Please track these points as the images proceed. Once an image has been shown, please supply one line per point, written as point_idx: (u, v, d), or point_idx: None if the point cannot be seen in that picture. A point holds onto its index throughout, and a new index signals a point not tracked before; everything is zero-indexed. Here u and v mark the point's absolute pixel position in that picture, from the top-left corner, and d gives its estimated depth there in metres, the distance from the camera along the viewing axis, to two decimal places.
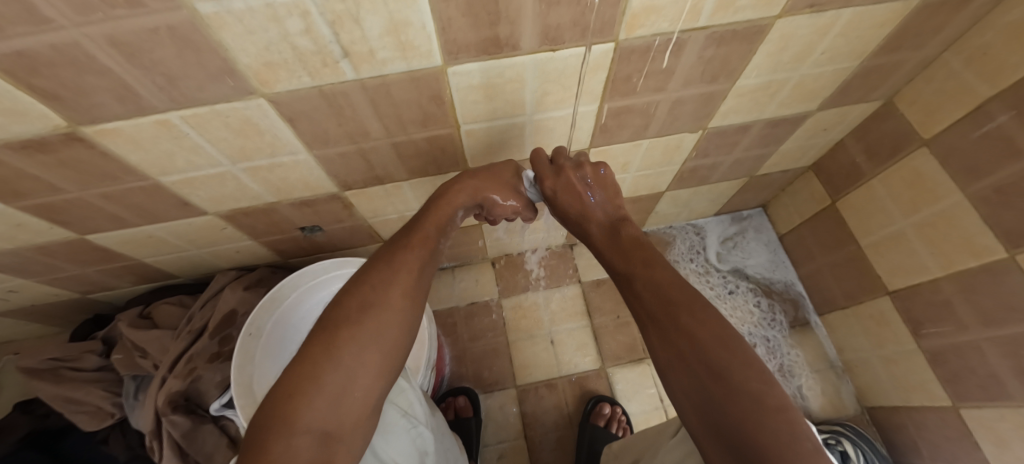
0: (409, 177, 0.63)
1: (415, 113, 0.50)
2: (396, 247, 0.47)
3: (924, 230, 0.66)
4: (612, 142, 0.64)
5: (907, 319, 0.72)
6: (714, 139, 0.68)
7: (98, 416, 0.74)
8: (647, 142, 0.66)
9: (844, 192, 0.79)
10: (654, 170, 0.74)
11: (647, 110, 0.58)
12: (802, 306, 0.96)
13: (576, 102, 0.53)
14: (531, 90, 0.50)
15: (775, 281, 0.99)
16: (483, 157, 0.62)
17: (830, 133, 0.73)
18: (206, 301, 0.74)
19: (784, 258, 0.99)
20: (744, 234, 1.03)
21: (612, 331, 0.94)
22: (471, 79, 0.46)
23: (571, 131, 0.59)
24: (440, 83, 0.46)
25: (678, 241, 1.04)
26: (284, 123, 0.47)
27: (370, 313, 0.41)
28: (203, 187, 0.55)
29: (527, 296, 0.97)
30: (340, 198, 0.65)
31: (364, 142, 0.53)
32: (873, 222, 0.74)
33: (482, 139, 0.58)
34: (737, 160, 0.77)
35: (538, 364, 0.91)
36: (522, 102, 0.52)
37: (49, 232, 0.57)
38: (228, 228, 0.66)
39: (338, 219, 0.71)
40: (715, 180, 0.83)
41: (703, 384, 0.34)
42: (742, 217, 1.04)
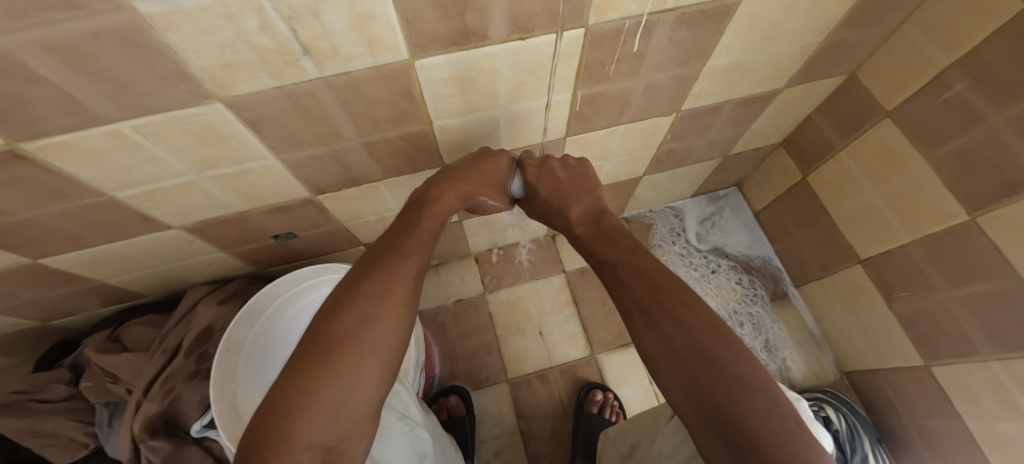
0: (385, 177, 0.61)
1: (387, 110, 0.48)
2: (386, 257, 0.44)
3: (892, 200, 0.69)
4: (589, 130, 0.64)
5: (879, 285, 0.75)
6: (689, 122, 0.69)
7: (70, 449, 0.70)
8: (624, 128, 0.66)
9: (814, 166, 0.81)
10: (631, 155, 0.75)
11: (622, 95, 0.57)
12: (781, 280, 0.99)
13: (551, 90, 0.52)
14: (505, 79, 0.49)
15: (754, 257, 1.02)
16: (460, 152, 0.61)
17: (800, 109, 0.74)
18: (180, 318, 0.70)
19: (761, 235, 1.01)
20: (722, 214, 1.05)
21: (600, 319, 0.94)
22: (441, 71, 0.45)
23: (548, 120, 0.59)
24: (411, 77, 0.45)
25: (659, 224, 1.06)
26: (248, 128, 0.45)
27: (371, 325, 0.40)
28: (167, 199, 0.52)
29: (513, 290, 0.96)
30: (314, 203, 0.62)
31: (336, 144, 0.51)
32: (844, 195, 0.77)
33: (458, 134, 0.56)
34: (711, 142, 0.78)
35: (528, 357, 0.91)
36: (496, 93, 0.51)
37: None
38: (197, 240, 0.63)
39: (315, 224, 0.68)
40: (691, 162, 0.84)
41: (684, 363, 0.36)
42: (719, 197, 1.05)
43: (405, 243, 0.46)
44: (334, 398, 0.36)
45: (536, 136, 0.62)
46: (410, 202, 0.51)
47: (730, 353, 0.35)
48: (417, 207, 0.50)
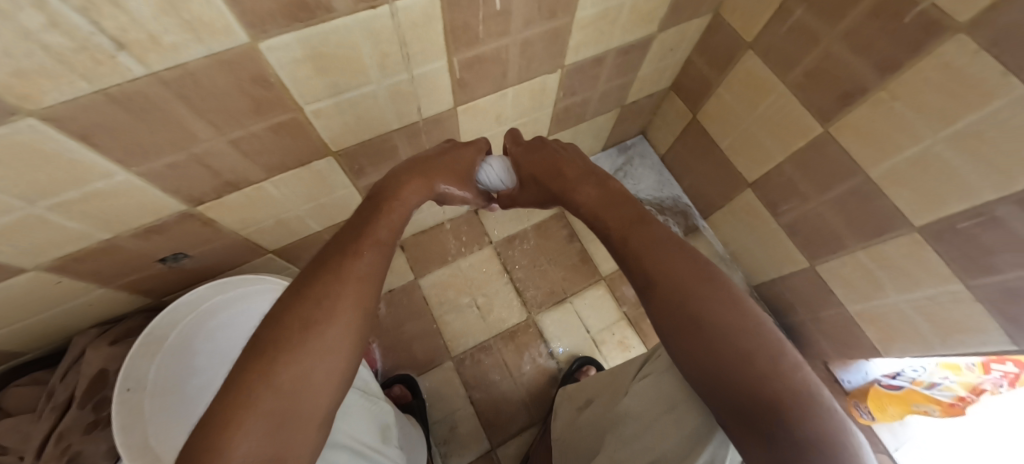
0: (269, 174, 0.51)
1: (241, 101, 0.40)
2: (335, 254, 0.35)
3: (844, 130, 0.56)
4: (479, 94, 0.56)
5: (855, 220, 0.60)
6: (576, 76, 0.63)
7: None
8: (513, 90, 0.59)
9: (701, 104, 0.76)
10: (528, 119, 0.67)
11: (499, 57, 0.51)
12: (691, 215, 0.91)
13: (427, 59, 0.46)
14: (370, 53, 0.42)
15: (665, 199, 0.92)
16: (344, 139, 0.52)
17: (677, 51, 0.70)
18: (66, 369, 0.53)
19: (669, 177, 0.93)
20: (631, 163, 0.95)
21: (530, 280, 0.81)
22: (292, 51, 0.38)
23: (436, 92, 0.52)
24: (258, 61, 0.37)
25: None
26: (82, 143, 0.35)
27: (313, 334, 0.30)
28: (19, 239, 0.40)
29: (446, 272, 0.82)
30: (194, 216, 0.50)
31: (194, 146, 0.42)
32: (787, 129, 0.63)
33: (337, 118, 0.48)
34: (604, 93, 0.71)
35: (468, 331, 0.78)
36: (367, 70, 0.44)
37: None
38: (66, 279, 0.48)
39: (204, 239, 0.55)
40: (590, 117, 0.76)
41: (726, 373, 0.29)
42: (626, 147, 0.95)
43: (358, 241, 0.36)
44: (281, 408, 0.27)
45: (430, 112, 0.55)
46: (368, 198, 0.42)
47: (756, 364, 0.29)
48: (374, 202, 0.41)
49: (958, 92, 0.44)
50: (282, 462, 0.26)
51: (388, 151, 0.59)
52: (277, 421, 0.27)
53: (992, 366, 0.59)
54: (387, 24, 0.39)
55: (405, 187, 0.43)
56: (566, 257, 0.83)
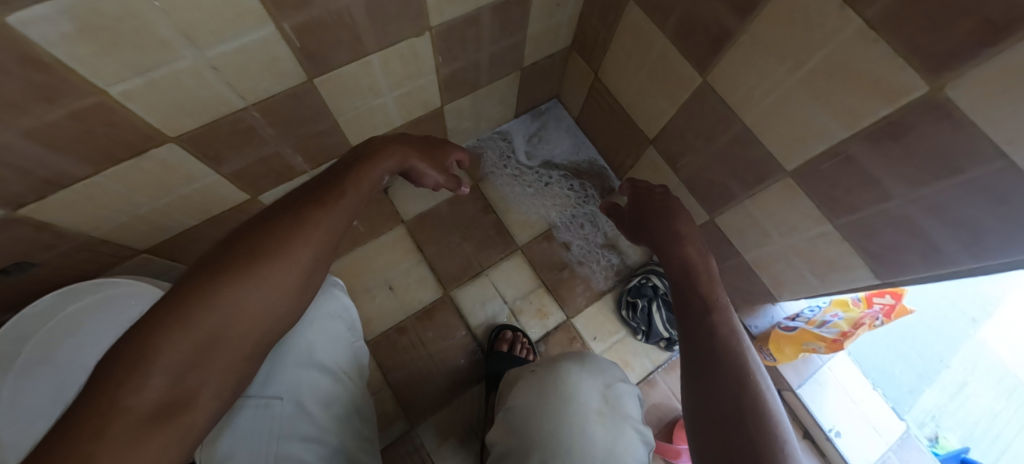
0: (96, 167, 0.46)
1: (17, 85, 0.34)
2: (289, 221, 0.40)
3: (730, 77, 0.53)
4: (337, 62, 0.52)
5: (745, 172, 0.60)
6: (451, 39, 0.58)
7: None
8: (378, 58, 0.55)
9: (600, 62, 0.73)
10: (408, 89, 0.64)
11: (344, 20, 0.46)
12: (608, 178, 0.90)
13: (253, 26, 0.41)
14: (170, 25, 0.36)
15: (580, 162, 0.91)
16: (181, 120, 0.47)
17: (569, 6, 0.65)
18: None
19: (585, 139, 0.91)
20: (546, 129, 0.93)
21: (443, 256, 0.83)
22: (62, 25, 0.31)
23: (280, 62, 0.47)
24: (39, 53, 0.32)
25: (488, 153, 0.91)
26: None
27: (242, 293, 0.36)
28: None
29: (348, 257, 0.80)
30: (19, 220, 0.45)
31: None
32: (676, 80, 0.61)
33: (160, 99, 0.43)
34: (494, 56, 0.67)
35: (382, 314, 0.78)
36: (179, 45, 0.39)
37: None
38: None
39: (52, 243, 0.51)
40: (488, 82, 0.73)
41: (718, 421, 0.39)
42: (541, 112, 0.92)
43: (300, 213, 0.41)
44: (207, 332, 0.33)
45: (281, 85, 0.51)
46: (342, 165, 0.49)
47: (727, 332, 0.46)
48: (316, 192, 0.44)
49: (802, 38, 0.43)
50: (187, 387, 0.33)
51: (246, 132, 0.54)
52: (196, 347, 0.33)
53: (872, 300, 0.63)
54: None
55: (364, 171, 0.49)
56: (479, 230, 0.85)
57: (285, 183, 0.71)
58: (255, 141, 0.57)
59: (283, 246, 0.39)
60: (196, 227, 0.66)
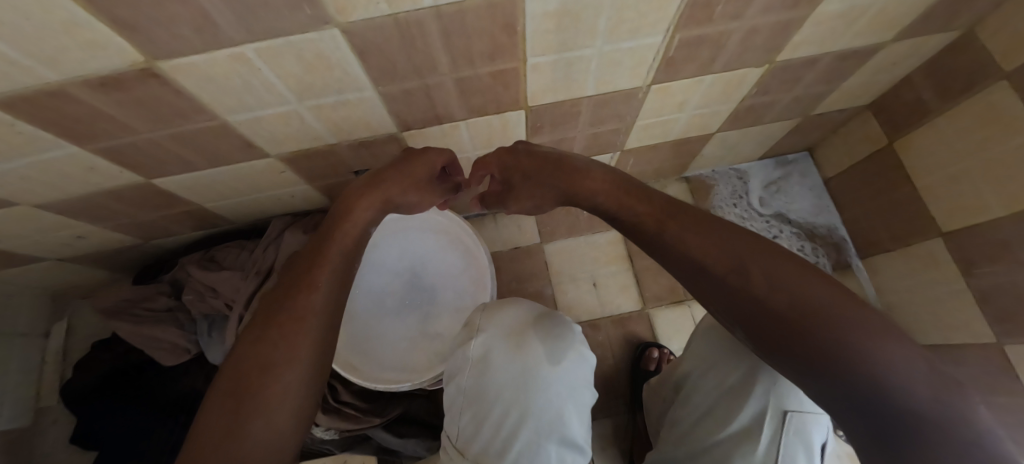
0: (469, 117, 0.61)
1: (485, 44, 0.48)
2: (294, 290, 0.45)
3: (988, 170, 0.65)
4: (677, 78, 0.62)
5: (959, 259, 0.72)
6: (778, 75, 0.66)
7: (175, 353, 0.73)
8: (711, 78, 0.64)
9: (904, 131, 0.76)
10: (709, 110, 0.73)
11: (719, 40, 0.55)
12: (845, 249, 0.94)
13: (646, 34, 0.51)
14: (604, 18, 0.47)
15: (819, 225, 0.96)
16: (546, 96, 0.60)
17: (899, 67, 0.68)
18: (269, 244, 0.72)
19: (828, 203, 0.96)
20: (789, 179, 0.98)
21: (654, 275, 0.91)
22: (548, 6, 0.43)
23: (637, 67, 0.57)
24: (515, 12, 0.43)
25: (720, 185, 0.99)
26: (355, 56, 0.46)
27: (280, 377, 0.39)
28: (269, 127, 0.54)
29: (570, 241, 0.93)
30: (398, 138, 0.63)
31: (430, 78, 0.52)
32: (934, 162, 0.72)
33: (549, 74, 0.55)
34: (795, 98, 0.74)
35: (582, 305, 0.90)
36: (594, 37, 0.50)
37: (73, 158, 0.53)
38: (288, 171, 0.65)
39: None
40: (768, 120, 0.80)
41: (844, 376, 0.33)
42: (787, 161, 0.98)
43: (312, 277, 0.46)
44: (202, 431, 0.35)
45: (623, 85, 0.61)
46: (331, 217, 0.53)
47: (770, 265, 0.38)
48: (309, 255, 0.49)
49: None
50: None
51: (570, 117, 0.67)
52: (229, 431, 0.34)
53: None
54: None
55: (359, 206, 0.53)
56: None
57: None
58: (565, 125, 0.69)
59: (293, 320, 0.42)
60: (472, 178, 0.79)
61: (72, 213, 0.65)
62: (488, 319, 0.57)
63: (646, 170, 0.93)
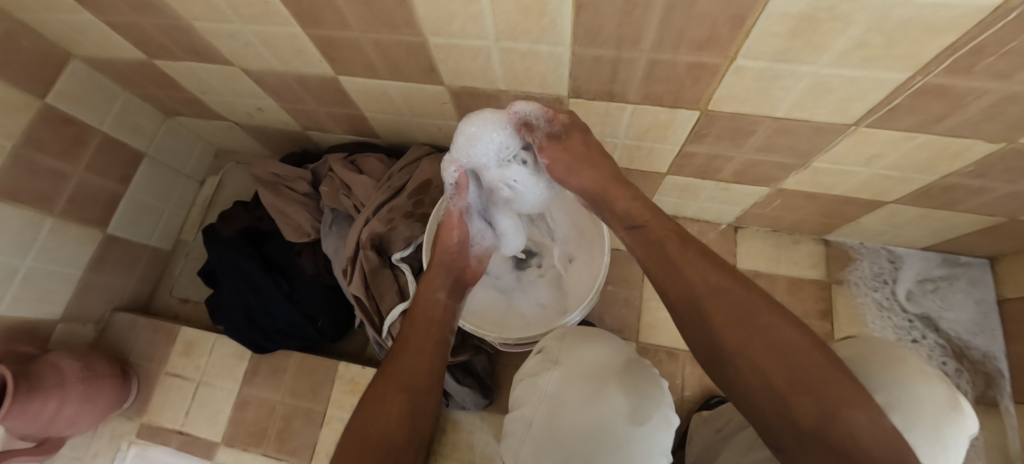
0: (640, 102, 0.59)
1: (702, 31, 0.45)
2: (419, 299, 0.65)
3: None
4: (887, 127, 0.54)
5: None
6: (1012, 161, 0.54)
7: (297, 231, 0.81)
8: (924, 138, 0.54)
9: None
10: (896, 174, 0.64)
11: (962, 98, 0.46)
12: (997, 385, 0.78)
13: (885, 66, 0.44)
14: (847, 36, 0.42)
15: (971, 345, 0.81)
16: (733, 104, 0.56)
17: None
18: (406, 165, 0.78)
19: (995, 326, 0.80)
20: (952, 282, 0.83)
21: None
22: (796, 5, 0.39)
23: (849, 101, 0.51)
24: (755, 3, 0.40)
25: (862, 263, 0.88)
26: (571, 10, 0.45)
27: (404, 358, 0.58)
28: (456, 57, 0.57)
29: None
30: (561, 104, 0.63)
31: (627, 52, 0.50)
32: None
33: (749, 82, 0.51)
34: (1015, 194, 0.61)
35: (665, 330, 0.87)
36: (823, 54, 0.45)
37: (291, 38, 0.59)
38: (448, 104, 0.69)
39: None
40: (964, 209, 0.68)
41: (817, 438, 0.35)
42: (957, 263, 0.83)
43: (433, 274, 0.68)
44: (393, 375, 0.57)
45: (820, 118, 0.55)
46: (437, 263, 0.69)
47: (744, 310, 0.43)
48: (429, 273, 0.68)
49: None
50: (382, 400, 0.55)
51: (743, 136, 0.62)
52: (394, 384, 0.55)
53: None
54: (905, 13, 0.37)
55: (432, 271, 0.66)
56: (799, 305, 0.87)
57: (692, 177, 0.76)
58: (730, 144, 0.65)
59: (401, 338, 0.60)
60: None
61: (265, 87, 0.74)
62: (573, 345, 0.52)
63: (786, 218, 0.85)
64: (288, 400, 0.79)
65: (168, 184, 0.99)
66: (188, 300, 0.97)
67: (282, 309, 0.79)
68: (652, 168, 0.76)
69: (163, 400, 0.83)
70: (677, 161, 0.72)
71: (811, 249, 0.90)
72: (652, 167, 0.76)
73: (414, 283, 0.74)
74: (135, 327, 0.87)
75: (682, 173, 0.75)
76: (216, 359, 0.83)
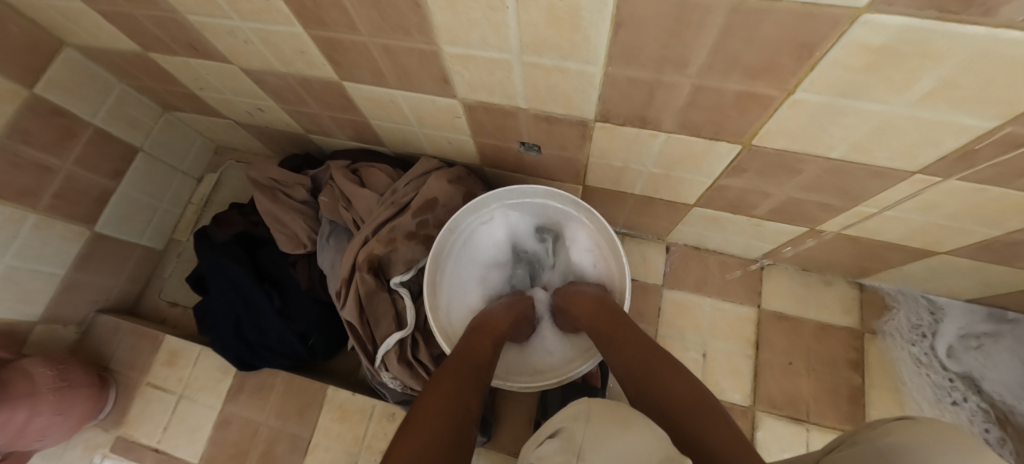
0: (674, 130, 0.53)
1: (759, 58, 0.39)
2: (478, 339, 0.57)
3: None
4: (959, 176, 0.47)
5: None
6: None
7: (293, 242, 0.76)
8: (999, 191, 0.48)
9: None
10: (956, 225, 0.57)
11: None
12: None
13: (973, 112, 0.38)
14: (934, 76, 0.36)
15: (1017, 411, 0.74)
16: (781, 139, 0.49)
17: None
18: (411, 180, 0.72)
19: None
20: (997, 340, 0.76)
21: (777, 376, 0.79)
22: (879, 35, 0.33)
23: (919, 146, 0.44)
24: (830, 31, 0.33)
25: (899, 312, 0.81)
26: (608, 26, 0.39)
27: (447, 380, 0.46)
28: (474, 69, 0.51)
29: (693, 296, 0.85)
30: (586, 126, 0.57)
31: (667, 76, 0.44)
32: None
33: (804, 117, 0.45)
34: None
35: None
36: (900, 92, 0.38)
37: (294, 38, 0.54)
38: (460, 118, 0.63)
39: (565, 147, 0.63)
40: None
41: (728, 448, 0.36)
42: (1004, 319, 0.75)
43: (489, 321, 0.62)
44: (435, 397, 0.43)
45: (880, 161, 0.49)
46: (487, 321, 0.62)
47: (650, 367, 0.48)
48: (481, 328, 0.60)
49: None
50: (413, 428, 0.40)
51: (786, 174, 0.56)
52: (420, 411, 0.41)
53: None
54: (1018, 53, 0.31)
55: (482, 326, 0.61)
56: (827, 353, 0.80)
57: (721, 210, 0.70)
58: (771, 181, 0.58)
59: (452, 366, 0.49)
60: (629, 193, 0.73)
61: (267, 87, 0.69)
62: (597, 430, 0.35)
63: (819, 258, 0.78)
64: (273, 422, 0.74)
65: (164, 180, 0.95)
66: (177, 304, 0.93)
67: (271, 326, 0.73)
68: (678, 198, 0.70)
69: (142, 412, 0.78)
70: (707, 193, 0.66)
71: (843, 292, 0.84)
72: (678, 197, 0.69)
73: (413, 309, 0.69)
74: (118, 332, 0.83)
75: (711, 205, 0.69)
76: (199, 371, 0.79)
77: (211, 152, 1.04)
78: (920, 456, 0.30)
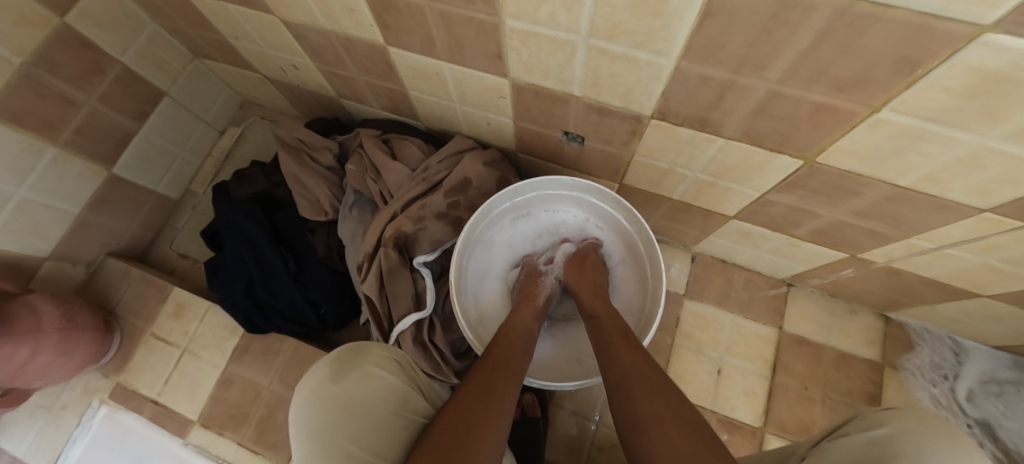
0: (734, 137, 0.50)
1: (852, 71, 0.36)
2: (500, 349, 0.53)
3: None
4: None
5: None
6: None
7: (314, 208, 0.74)
8: None
9: None
10: (1010, 269, 0.54)
11: None
12: None
13: None
14: None
15: None
16: (848, 159, 0.47)
17: None
18: (445, 158, 0.70)
19: None
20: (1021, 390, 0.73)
21: (791, 400, 0.77)
22: (993, 59, 0.29)
23: (999, 184, 0.41)
24: (940, 46, 0.30)
25: (923, 350, 0.79)
26: (694, 17, 0.36)
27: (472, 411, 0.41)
28: (533, 48, 0.48)
29: (713, 309, 0.84)
30: (639, 122, 0.54)
31: (744, 78, 0.41)
32: None
33: (881, 137, 0.42)
34: None
35: (692, 383, 0.80)
36: (997, 125, 0.35)
37: None
38: (506, 99, 0.60)
39: (611, 141, 0.61)
40: None
41: None
42: None
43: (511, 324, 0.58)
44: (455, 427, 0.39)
45: (949, 194, 0.46)
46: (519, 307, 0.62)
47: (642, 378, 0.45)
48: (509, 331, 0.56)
49: None
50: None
51: (843, 196, 0.53)
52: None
53: None
54: None
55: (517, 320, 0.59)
56: (844, 384, 0.78)
57: (759, 226, 0.68)
58: (824, 201, 0.56)
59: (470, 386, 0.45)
60: (666, 197, 0.70)
61: (306, 44, 0.66)
62: (363, 363, 0.48)
63: (849, 286, 0.76)
64: (276, 387, 0.73)
65: (187, 128, 0.92)
66: (187, 257, 0.91)
67: (285, 291, 0.72)
68: (717, 208, 0.67)
69: (144, 362, 0.77)
70: (750, 207, 0.63)
71: (868, 324, 0.82)
72: (717, 207, 0.67)
73: (433, 290, 0.67)
74: (127, 276, 0.81)
75: (752, 219, 0.66)
76: (207, 327, 0.78)
77: (237, 106, 1.01)
78: (911, 432, 0.40)
